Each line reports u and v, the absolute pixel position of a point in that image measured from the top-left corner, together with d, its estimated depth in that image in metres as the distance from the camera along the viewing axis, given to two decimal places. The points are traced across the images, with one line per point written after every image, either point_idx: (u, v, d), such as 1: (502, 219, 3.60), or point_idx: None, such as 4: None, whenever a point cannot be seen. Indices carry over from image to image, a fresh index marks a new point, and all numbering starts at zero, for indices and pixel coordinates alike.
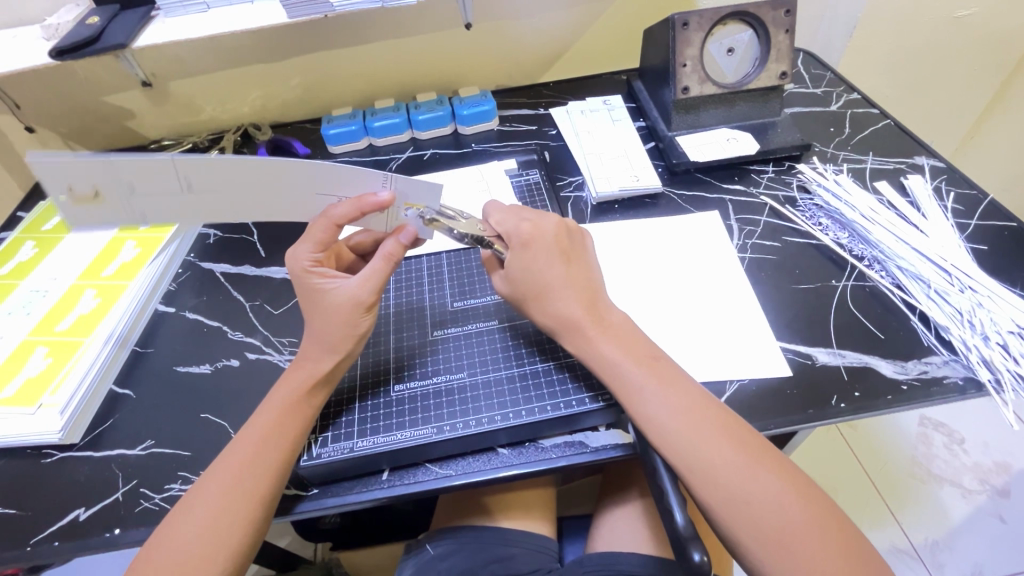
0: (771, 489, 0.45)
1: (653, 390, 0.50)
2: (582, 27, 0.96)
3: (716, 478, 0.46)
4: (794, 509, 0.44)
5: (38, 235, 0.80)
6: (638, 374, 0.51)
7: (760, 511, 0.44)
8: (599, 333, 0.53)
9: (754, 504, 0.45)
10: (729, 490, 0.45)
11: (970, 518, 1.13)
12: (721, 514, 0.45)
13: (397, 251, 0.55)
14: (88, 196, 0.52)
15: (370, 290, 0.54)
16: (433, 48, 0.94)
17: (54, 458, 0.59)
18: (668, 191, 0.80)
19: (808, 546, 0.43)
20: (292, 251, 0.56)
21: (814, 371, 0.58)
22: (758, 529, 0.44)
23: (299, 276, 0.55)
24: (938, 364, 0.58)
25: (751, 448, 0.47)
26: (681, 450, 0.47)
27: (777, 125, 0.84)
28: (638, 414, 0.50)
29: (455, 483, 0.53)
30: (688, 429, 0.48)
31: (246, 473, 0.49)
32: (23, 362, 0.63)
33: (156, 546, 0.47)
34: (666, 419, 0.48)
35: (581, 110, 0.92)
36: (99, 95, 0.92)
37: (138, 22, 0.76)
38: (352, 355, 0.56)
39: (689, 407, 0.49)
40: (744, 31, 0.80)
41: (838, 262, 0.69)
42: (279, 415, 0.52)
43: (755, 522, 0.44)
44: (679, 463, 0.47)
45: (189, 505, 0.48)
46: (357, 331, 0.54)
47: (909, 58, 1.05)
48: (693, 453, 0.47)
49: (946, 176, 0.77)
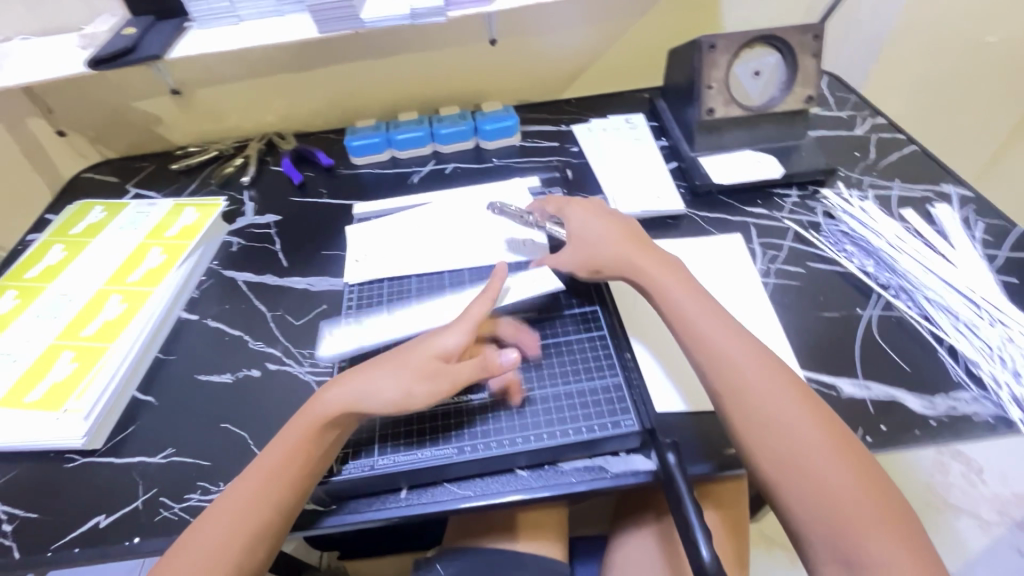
0: (809, 427, 0.48)
1: (716, 331, 0.54)
2: (606, 45, 0.97)
3: (757, 406, 0.49)
4: (828, 450, 0.46)
5: (66, 239, 0.81)
6: (703, 314, 0.56)
7: (792, 439, 0.47)
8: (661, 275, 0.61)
9: (788, 433, 0.47)
10: (766, 416, 0.49)
11: (989, 551, 1.10)
12: (761, 444, 0.48)
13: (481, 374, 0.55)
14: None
15: (440, 391, 0.54)
16: (457, 63, 0.95)
17: (77, 462, 0.60)
18: (691, 212, 0.80)
19: (832, 474, 0.45)
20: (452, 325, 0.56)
21: (839, 403, 0.57)
22: (783, 454, 0.47)
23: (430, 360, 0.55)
24: (966, 400, 0.57)
25: (802, 393, 0.50)
26: (735, 375, 0.51)
27: (801, 148, 0.84)
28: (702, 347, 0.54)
29: (474, 504, 0.53)
30: (745, 365, 0.52)
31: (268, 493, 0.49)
32: (50, 366, 0.64)
33: (176, 558, 0.47)
34: (728, 352, 0.53)
35: (602, 129, 0.93)
36: (130, 102, 0.93)
37: (173, 32, 0.78)
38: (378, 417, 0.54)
39: (749, 348, 0.53)
40: (770, 54, 0.80)
41: (864, 290, 0.68)
42: (285, 452, 0.51)
43: (781, 448, 0.47)
44: (723, 386, 0.51)
45: (211, 521, 0.49)
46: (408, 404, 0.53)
47: (933, 82, 1.05)
48: (744, 381, 0.51)
49: (975, 205, 0.76)
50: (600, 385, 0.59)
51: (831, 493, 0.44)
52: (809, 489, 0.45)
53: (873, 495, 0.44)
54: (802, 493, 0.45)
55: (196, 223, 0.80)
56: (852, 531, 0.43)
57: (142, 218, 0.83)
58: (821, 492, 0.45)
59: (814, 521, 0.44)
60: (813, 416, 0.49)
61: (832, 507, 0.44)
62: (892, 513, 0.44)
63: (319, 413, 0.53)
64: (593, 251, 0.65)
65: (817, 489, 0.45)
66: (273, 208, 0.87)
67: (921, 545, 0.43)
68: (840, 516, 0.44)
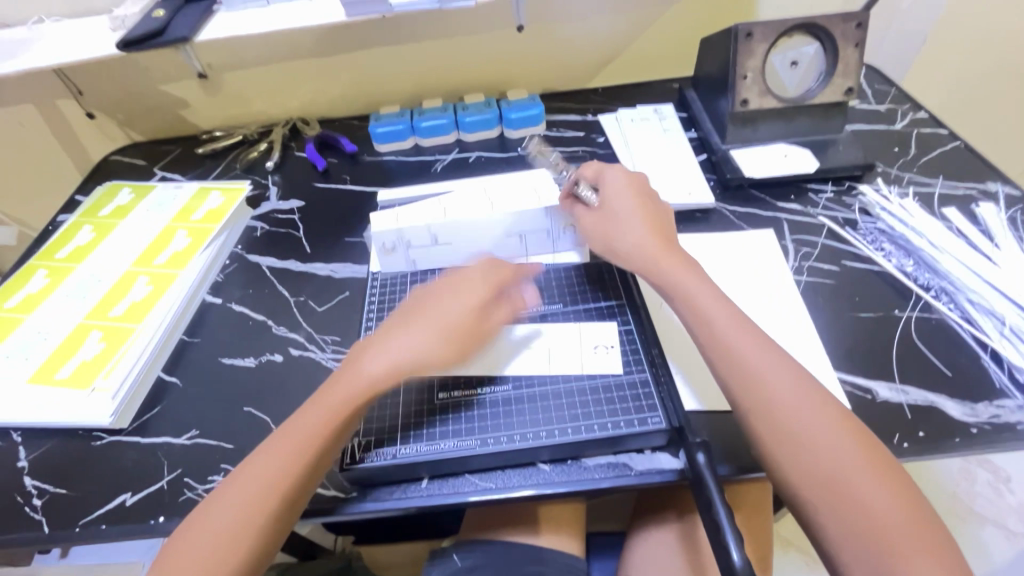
0: (843, 445, 0.45)
1: (743, 343, 0.51)
2: (637, 33, 0.94)
3: (785, 423, 0.47)
4: (865, 469, 0.44)
5: (95, 220, 0.82)
6: (728, 324, 0.53)
7: (826, 458, 0.45)
8: (683, 272, 0.58)
9: (821, 451, 0.45)
10: (799, 435, 0.46)
11: (1016, 562, 1.07)
12: (789, 459, 0.46)
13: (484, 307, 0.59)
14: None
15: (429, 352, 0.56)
16: (484, 50, 0.93)
17: (104, 441, 0.61)
18: (721, 206, 0.78)
19: (871, 494, 0.43)
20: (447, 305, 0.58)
21: (874, 406, 0.55)
22: (817, 473, 0.45)
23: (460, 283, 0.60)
24: (1010, 408, 0.54)
25: (832, 407, 0.48)
26: (750, 382, 0.49)
27: (838, 142, 0.81)
28: (722, 356, 0.52)
29: (495, 497, 0.52)
30: (774, 379, 0.49)
31: (281, 469, 0.49)
32: (79, 345, 0.65)
33: (190, 535, 0.47)
34: (754, 366, 0.50)
35: (630, 119, 0.91)
36: (158, 85, 0.94)
37: (201, 15, 0.77)
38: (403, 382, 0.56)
39: (780, 361, 0.50)
40: (808, 44, 0.77)
41: (902, 290, 0.65)
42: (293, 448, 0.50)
43: (815, 467, 0.45)
44: (751, 404, 0.49)
45: (223, 498, 0.48)
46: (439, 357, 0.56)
47: (978, 76, 1.00)
48: (772, 395, 0.48)
49: (1022, 205, 0.73)
50: (626, 381, 0.58)
51: (871, 514, 0.42)
52: (848, 509, 0.43)
53: (913, 515, 0.42)
54: (841, 513, 0.43)
55: (221, 207, 0.81)
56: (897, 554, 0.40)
57: (169, 200, 0.83)
58: (860, 514, 0.42)
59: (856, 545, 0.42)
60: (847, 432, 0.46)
61: (874, 530, 0.42)
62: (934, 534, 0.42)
63: (352, 378, 0.54)
64: (614, 242, 0.63)
65: (857, 511, 0.43)
66: (296, 193, 0.87)
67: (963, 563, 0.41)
68: (883, 540, 0.41)
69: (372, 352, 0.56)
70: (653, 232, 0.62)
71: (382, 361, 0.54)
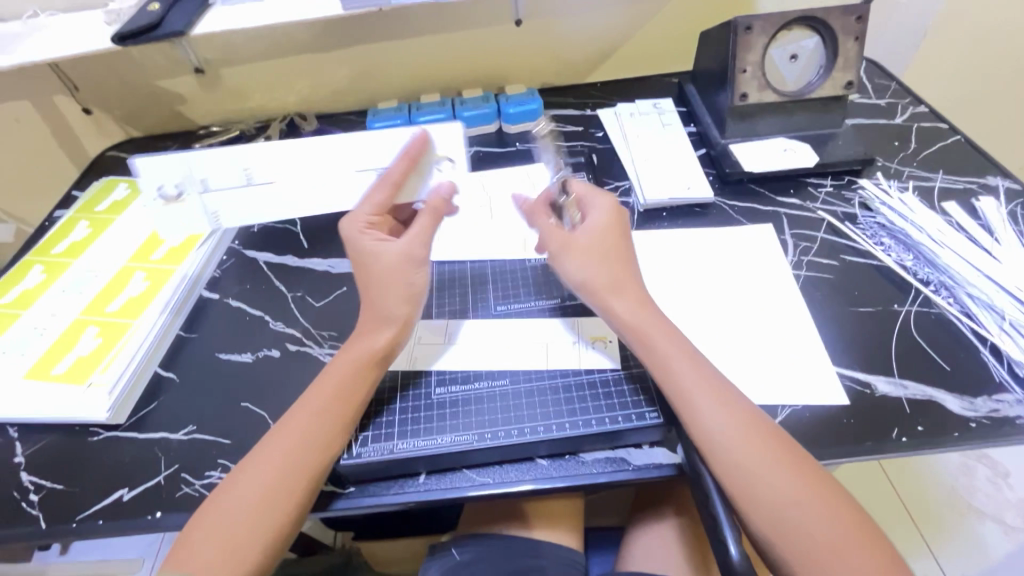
0: (788, 475, 0.45)
1: (693, 377, 0.50)
2: (636, 27, 0.94)
3: (732, 456, 0.46)
4: (813, 495, 0.44)
5: (91, 216, 0.82)
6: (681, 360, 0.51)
7: (773, 490, 0.44)
8: (651, 321, 0.53)
9: (768, 483, 0.45)
10: (779, 501, 0.44)
11: (1014, 558, 1.07)
12: (769, 527, 0.44)
13: (440, 207, 0.60)
14: (174, 197, 0.68)
15: (419, 245, 0.58)
16: (482, 44, 0.93)
17: (100, 436, 0.61)
18: (720, 201, 0.77)
19: (828, 532, 0.43)
20: (347, 215, 0.60)
21: (873, 400, 0.55)
22: (764, 505, 0.44)
23: (353, 234, 0.59)
24: (1009, 403, 0.54)
25: (801, 465, 0.46)
26: (722, 450, 0.47)
27: (838, 137, 0.80)
28: (692, 420, 0.48)
29: (493, 492, 0.52)
30: (719, 415, 0.48)
31: (295, 453, 0.49)
32: (75, 341, 0.65)
33: (202, 527, 0.47)
34: (702, 400, 0.49)
35: (629, 113, 0.90)
36: (154, 80, 0.93)
37: (196, 9, 0.77)
38: (404, 332, 0.57)
39: (746, 419, 0.48)
40: (809, 38, 0.76)
41: (901, 285, 0.65)
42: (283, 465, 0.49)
43: (764, 499, 0.45)
44: (728, 472, 0.46)
45: (235, 487, 0.48)
46: (413, 287, 0.57)
47: (979, 70, 0.99)
48: (717, 427, 0.47)
49: (1023, 199, 0.72)
50: (624, 375, 0.58)
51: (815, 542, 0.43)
52: (795, 537, 0.43)
53: (862, 537, 0.43)
54: (792, 543, 0.43)
55: None
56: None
57: None
58: (806, 541, 0.43)
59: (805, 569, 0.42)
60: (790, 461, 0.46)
61: (821, 557, 0.42)
62: (883, 551, 0.43)
63: (357, 355, 0.55)
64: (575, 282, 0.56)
65: (803, 540, 0.43)
66: None
67: (908, 574, 0.42)
68: (831, 562, 0.42)
69: (371, 322, 0.56)
70: (621, 274, 0.55)
71: (398, 300, 0.56)
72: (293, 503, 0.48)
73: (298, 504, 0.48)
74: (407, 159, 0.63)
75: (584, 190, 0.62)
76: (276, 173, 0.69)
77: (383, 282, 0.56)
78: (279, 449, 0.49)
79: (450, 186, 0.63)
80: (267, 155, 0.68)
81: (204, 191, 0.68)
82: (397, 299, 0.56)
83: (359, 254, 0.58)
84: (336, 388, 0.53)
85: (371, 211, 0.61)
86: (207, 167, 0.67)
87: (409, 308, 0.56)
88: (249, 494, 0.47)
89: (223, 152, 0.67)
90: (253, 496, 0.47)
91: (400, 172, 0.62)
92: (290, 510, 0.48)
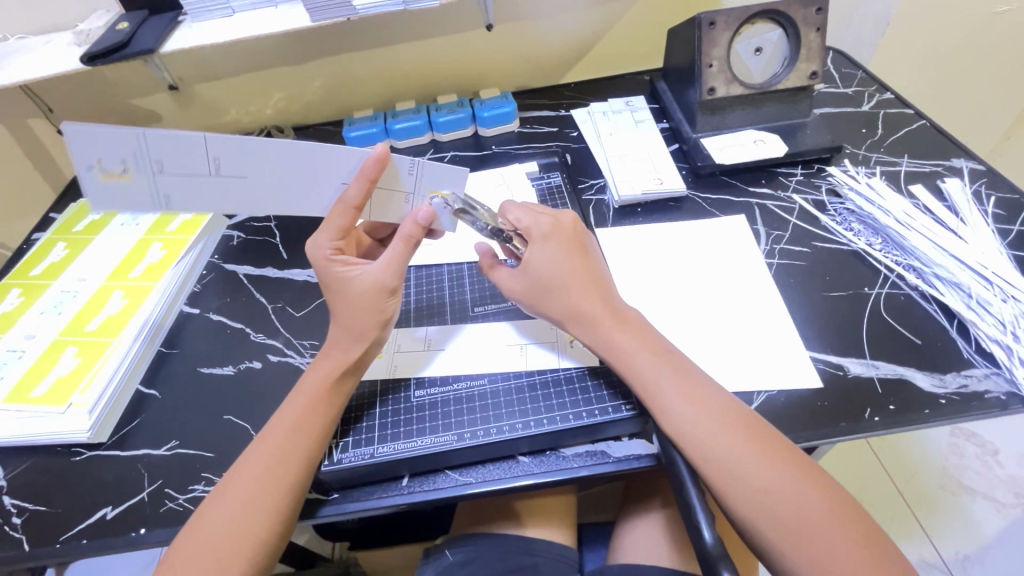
0: (755, 459, 0.46)
1: (658, 376, 0.51)
2: (607, 26, 0.95)
3: (699, 446, 0.47)
4: (782, 475, 0.45)
5: (69, 237, 0.81)
6: (645, 363, 0.52)
7: (743, 477, 0.45)
8: (618, 333, 0.54)
9: (739, 470, 0.46)
10: (748, 481, 0.45)
11: (1005, 533, 1.08)
12: (740, 505, 0.45)
13: (416, 233, 0.55)
14: (118, 172, 0.51)
15: (392, 274, 0.55)
16: (454, 50, 0.94)
17: (83, 456, 0.61)
18: (693, 194, 0.79)
19: (798, 509, 0.44)
20: (312, 240, 0.57)
21: (845, 382, 0.56)
22: (735, 490, 0.45)
23: (321, 266, 0.56)
24: (978, 377, 0.55)
25: (768, 446, 0.47)
26: (687, 438, 0.48)
27: (806, 126, 0.82)
28: (658, 410, 0.50)
29: (476, 491, 0.53)
30: (685, 408, 0.49)
31: (263, 457, 0.50)
32: (54, 362, 0.65)
33: (187, 547, 0.47)
34: (666, 400, 0.50)
35: (603, 112, 0.91)
36: (128, 99, 0.93)
37: (165, 27, 0.77)
38: (377, 343, 0.57)
39: (714, 404, 0.49)
40: (772, 30, 0.77)
41: (871, 269, 0.66)
42: (260, 487, 0.48)
43: (732, 483, 0.46)
44: (697, 457, 0.47)
45: (217, 505, 0.48)
46: (384, 314, 0.56)
47: (947, 56, 1.01)
48: (682, 421, 0.49)
49: (986, 179, 0.74)
50: (599, 369, 0.59)
51: (785, 518, 0.44)
52: (765, 517, 0.44)
53: (831, 509, 0.44)
54: (763, 520, 0.44)
55: (195, 218, 0.80)
56: (817, 552, 0.42)
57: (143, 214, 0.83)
58: (777, 519, 0.44)
59: (780, 546, 0.44)
60: (757, 444, 0.47)
61: (793, 531, 0.43)
62: (858, 524, 0.44)
63: (322, 371, 0.55)
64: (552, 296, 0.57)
65: (774, 517, 0.44)
66: None
67: (877, 542, 0.43)
68: (801, 539, 0.43)
69: (342, 337, 0.56)
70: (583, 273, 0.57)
71: (369, 319, 0.55)
72: (270, 524, 0.48)
73: (280, 516, 0.48)
74: (364, 179, 0.54)
75: (524, 218, 0.59)
76: (252, 166, 0.53)
77: (351, 299, 0.55)
78: (257, 464, 0.50)
79: (430, 214, 0.56)
80: (234, 147, 0.51)
81: (157, 174, 0.51)
82: (369, 322, 0.55)
83: (332, 282, 0.56)
84: (307, 404, 0.53)
85: (335, 250, 0.57)
86: (160, 148, 0.49)
87: (380, 331, 0.57)
88: (230, 512, 0.48)
89: (179, 136, 0.49)
90: (236, 516, 0.47)
91: (357, 197, 0.55)
92: (267, 521, 0.48)
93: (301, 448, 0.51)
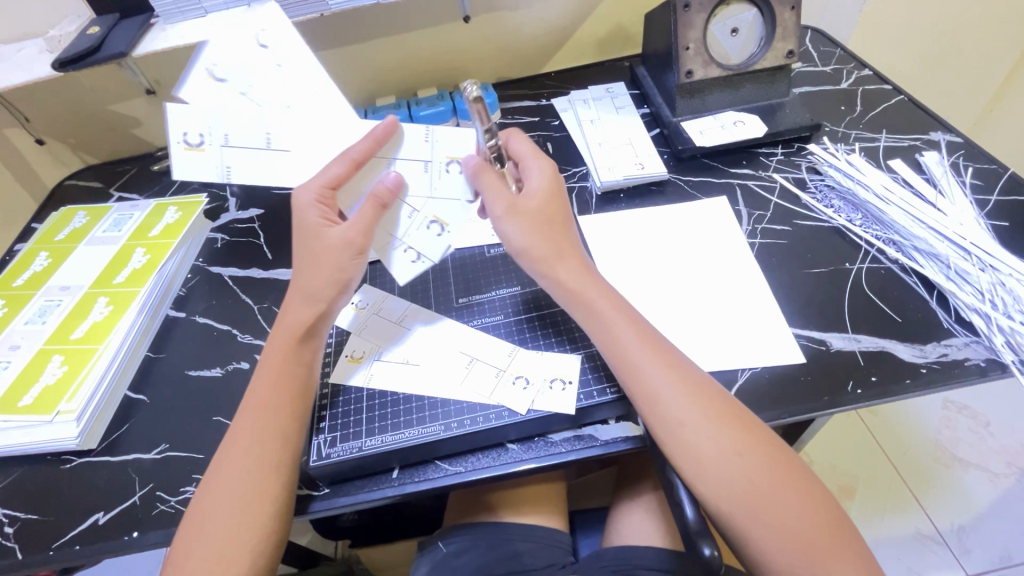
0: (727, 432, 0.47)
1: (641, 352, 0.51)
2: (586, 12, 0.94)
3: (676, 415, 0.48)
4: (751, 449, 0.46)
5: (51, 246, 0.81)
6: (625, 328, 0.53)
7: (714, 448, 0.46)
8: (593, 293, 0.55)
9: (710, 444, 0.46)
10: (723, 453, 0.46)
11: (999, 502, 1.10)
12: (710, 483, 0.46)
13: (326, 295, 0.56)
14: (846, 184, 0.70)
15: (306, 314, 0.55)
16: (433, 43, 0.93)
17: (73, 464, 0.61)
18: (675, 178, 0.79)
19: (766, 481, 0.45)
20: (300, 186, 0.56)
21: (827, 357, 0.57)
22: (706, 464, 0.46)
23: (302, 204, 0.55)
24: (958, 346, 0.56)
25: (739, 421, 0.48)
26: (663, 409, 0.48)
27: (785, 106, 0.82)
28: (636, 379, 0.50)
29: (466, 479, 0.53)
30: (662, 376, 0.50)
31: (258, 450, 0.50)
32: (40, 371, 0.64)
33: (191, 532, 0.48)
34: (653, 375, 0.50)
35: (583, 99, 0.91)
36: (107, 105, 0.92)
37: (137, 30, 0.76)
38: (297, 333, 0.55)
39: (686, 375, 0.50)
40: (747, 11, 0.77)
41: (851, 244, 0.67)
42: (256, 475, 0.49)
43: (702, 457, 0.46)
44: (668, 434, 0.48)
45: (212, 497, 0.49)
46: (297, 325, 0.55)
47: (929, 31, 1.01)
48: (660, 386, 0.49)
49: (964, 151, 0.75)
50: (584, 354, 0.59)
51: (752, 491, 0.45)
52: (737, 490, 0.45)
53: (795, 484, 0.46)
54: (737, 493, 0.45)
55: (177, 222, 0.80)
56: (784, 523, 0.44)
57: (125, 220, 0.82)
58: (747, 491, 0.45)
59: (748, 520, 0.44)
60: (729, 420, 0.48)
61: (763, 503, 0.45)
62: (819, 497, 0.46)
63: (284, 332, 0.55)
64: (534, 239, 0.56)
65: (744, 492, 0.45)
66: (256, 202, 0.87)
67: (834, 504, 0.46)
68: (768, 510, 0.44)
69: (298, 297, 0.56)
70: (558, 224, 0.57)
71: (307, 311, 0.56)
72: (269, 506, 0.48)
73: (277, 506, 0.49)
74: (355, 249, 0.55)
75: (525, 152, 0.60)
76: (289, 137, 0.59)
77: (320, 255, 0.55)
78: (242, 448, 0.51)
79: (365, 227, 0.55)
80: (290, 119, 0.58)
81: (227, 143, 0.58)
82: (324, 285, 0.55)
83: (305, 227, 0.56)
84: (282, 359, 0.54)
85: (352, 252, 0.55)
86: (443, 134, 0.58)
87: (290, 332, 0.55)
88: (230, 491, 0.49)
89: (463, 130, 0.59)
90: (235, 498, 0.48)
91: (363, 149, 0.55)
92: (266, 503, 0.48)
93: (276, 427, 0.51)
